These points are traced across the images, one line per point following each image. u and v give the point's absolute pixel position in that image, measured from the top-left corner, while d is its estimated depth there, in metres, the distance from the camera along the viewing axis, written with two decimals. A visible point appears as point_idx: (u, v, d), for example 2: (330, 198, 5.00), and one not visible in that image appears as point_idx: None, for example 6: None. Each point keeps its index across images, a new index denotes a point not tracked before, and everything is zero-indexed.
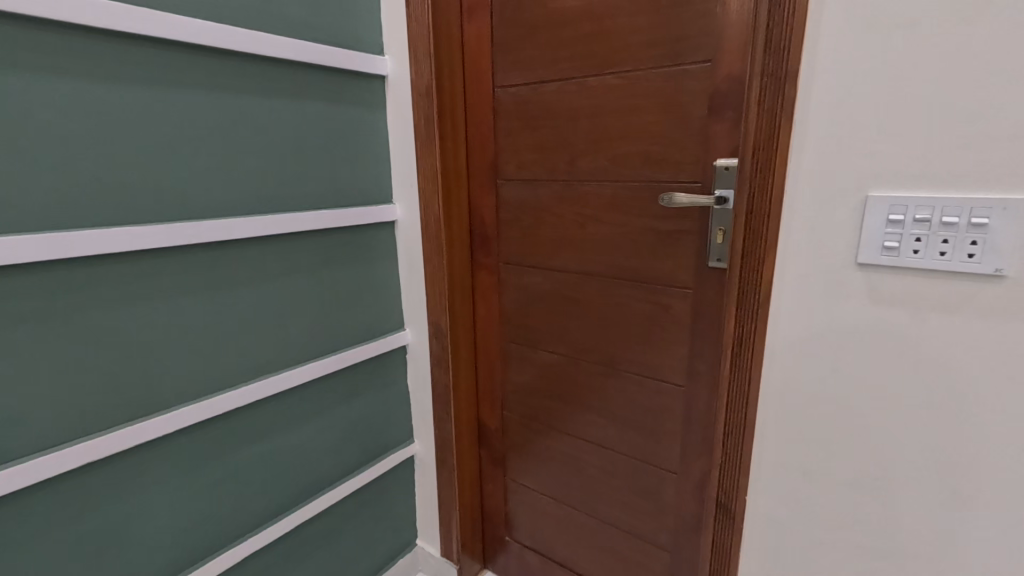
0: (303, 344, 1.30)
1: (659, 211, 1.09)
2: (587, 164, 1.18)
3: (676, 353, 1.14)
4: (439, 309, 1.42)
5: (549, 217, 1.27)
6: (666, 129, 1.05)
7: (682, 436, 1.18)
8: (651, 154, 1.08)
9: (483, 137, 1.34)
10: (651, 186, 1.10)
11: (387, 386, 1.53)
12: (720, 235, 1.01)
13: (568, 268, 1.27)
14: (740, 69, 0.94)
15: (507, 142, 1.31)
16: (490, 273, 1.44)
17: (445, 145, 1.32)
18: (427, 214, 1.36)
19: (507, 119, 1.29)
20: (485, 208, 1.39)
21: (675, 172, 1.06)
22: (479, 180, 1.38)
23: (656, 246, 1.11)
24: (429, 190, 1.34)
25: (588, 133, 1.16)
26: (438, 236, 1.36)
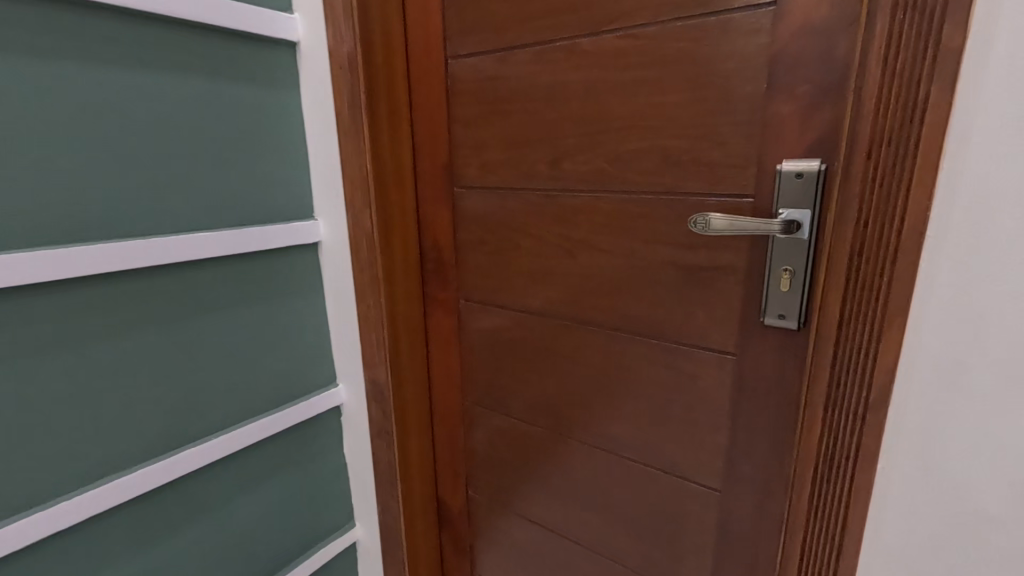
0: (194, 421, 0.91)
1: (686, 238, 0.73)
2: (581, 167, 0.81)
3: (708, 443, 0.78)
4: (378, 362, 1.04)
5: (526, 240, 0.91)
6: (702, 114, 0.68)
7: (714, 557, 0.82)
8: (676, 152, 0.71)
9: (433, 128, 0.97)
10: (673, 201, 0.73)
11: (320, 461, 1.15)
12: (784, 279, 0.64)
13: (552, 312, 0.91)
14: (833, 13, 0.57)
15: (465, 136, 0.94)
16: (447, 312, 1.07)
17: (381, 138, 0.93)
18: (355, 233, 0.98)
19: (468, 104, 0.92)
20: (439, 226, 1.02)
21: (712, 181, 0.69)
22: (431, 188, 1.00)
23: (680, 289, 0.75)
24: (360, 202, 0.95)
25: (580, 121, 0.79)
26: (376, 265, 0.98)
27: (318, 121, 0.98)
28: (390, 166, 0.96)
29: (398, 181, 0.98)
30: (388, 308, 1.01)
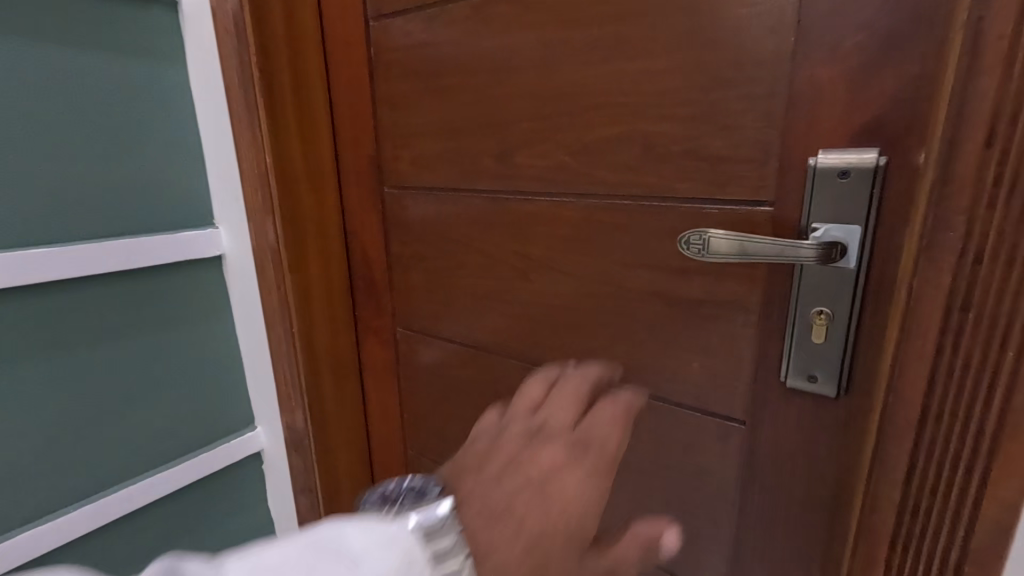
0: (45, 491, 0.70)
1: (677, 261, 0.52)
2: (536, 161, 0.59)
3: (711, 540, 0.57)
4: (294, 405, 0.84)
5: (473, 257, 0.70)
6: (702, 85, 0.47)
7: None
8: (664, 141, 0.50)
9: (357, 112, 0.76)
10: (658, 209, 0.52)
11: (238, 528, 0.92)
12: (817, 328, 0.44)
13: (504, 349, 0.70)
14: None
15: (393, 123, 0.73)
16: (382, 342, 0.86)
17: (287, 127, 0.73)
18: (258, 246, 0.78)
19: (398, 79, 0.71)
20: (369, 235, 0.81)
21: (713, 183, 0.48)
22: (357, 188, 0.80)
23: (669, 331, 0.54)
24: (262, 207, 0.75)
25: (536, 99, 0.58)
26: (285, 285, 0.78)
27: (207, 101, 0.76)
28: (302, 162, 0.76)
29: (313, 178, 0.78)
30: (303, 339, 0.81)
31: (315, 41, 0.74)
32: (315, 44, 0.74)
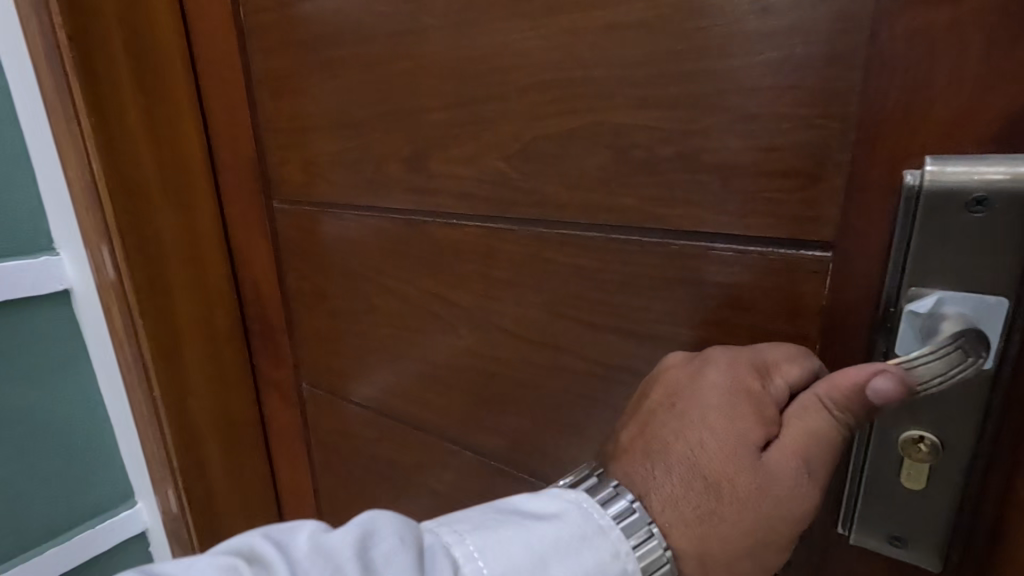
0: None
1: (673, 327, 0.33)
2: (458, 168, 0.40)
3: None
4: (165, 476, 0.66)
5: (385, 301, 0.50)
6: (707, 46, 0.28)
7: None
8: (648, 139, 0.31)
9: (228, 98, 0.54)
10: (643, 246, 0.33)
11: None
12: (909, 476, 0.26)
13: (430, 430, 0.51)
14: None
15: (273, 111, 0.51)
16: (288, 405, 0.65)
17: (128, 125, 0.55)
18: (100, 282, 0.60)
19: (275, 50, 0.49)
20: (254, 262, 0.60)
21: (730, 207, 0.29)
22: (237, 205, 0.60)
23: None
24: (97, 230, 0.57)
25: (456, 76, 0.39)
26: (137, 331, 0.60)
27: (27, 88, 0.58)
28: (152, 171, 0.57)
29: (169, 185, 0.59)
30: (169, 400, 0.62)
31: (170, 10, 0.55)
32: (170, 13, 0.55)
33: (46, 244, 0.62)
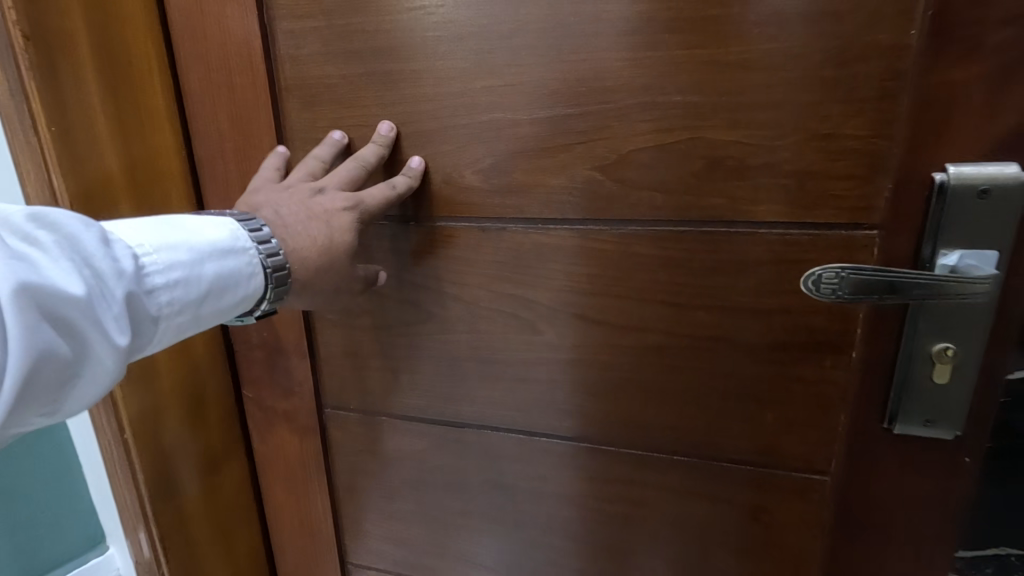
0: None
1: (753, 298, 0.42)
2: (547, 177, 0.44)
3: None
4: (137, 523, 0.59)
5: (443, 309, 0.51)
6: (791, 82, 0.37)
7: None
8: (740, 153, 0.40)
9: (237, 107, 0.49)
10: (730, 237, 0.42)
11: None
12: (939, 369, 0.39)
13: (496, 426, 0.53)
14: None
15: (308, 121, 0.49)
16: (299, 436, 0.59)
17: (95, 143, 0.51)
18: None
19: (315, 58, 0.47)
20: None
21: (806, 204, 0.39)
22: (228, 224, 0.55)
23: (738, 380, 0.45)
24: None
25: (550, 95, 0.43)
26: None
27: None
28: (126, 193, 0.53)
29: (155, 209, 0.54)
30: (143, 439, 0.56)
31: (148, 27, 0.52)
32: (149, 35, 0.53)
33: None
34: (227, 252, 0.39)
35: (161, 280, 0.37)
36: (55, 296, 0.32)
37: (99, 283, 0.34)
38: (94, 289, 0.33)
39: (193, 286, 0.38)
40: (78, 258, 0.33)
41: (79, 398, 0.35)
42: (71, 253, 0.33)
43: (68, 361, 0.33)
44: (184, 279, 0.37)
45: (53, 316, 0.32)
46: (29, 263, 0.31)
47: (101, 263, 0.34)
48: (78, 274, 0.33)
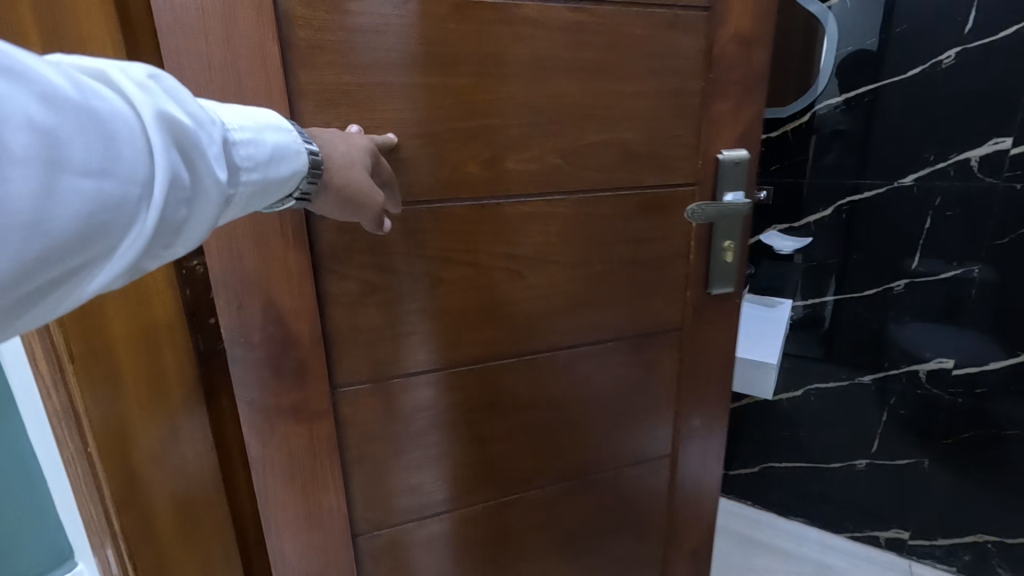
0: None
1: (643, 231, 0.72)
2: (527, 165, 0.64)
3: (660, 419, 0.84)
4: (102, 540, 0.59)
5: (451, 274, 0.65)
6: (655, 106, 0.67)
7: (676, 518, 0.91)
8: (633, 145, 0.68)
9: (243, 108, 0.51)
10: (630, 195, 0.70)
11: None
12: (728, 253, 0.76)
13: (488, 356, 0.70)
14: (751, 33, 0.69)
15: (323, 122, 0.54)
16: (309, 425, 0.61)
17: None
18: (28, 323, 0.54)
19: (328, 68, 0.53)
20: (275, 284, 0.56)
21: (664, 174, 0.71)
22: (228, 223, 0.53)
23: (636, 283, 0.74)
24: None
25: (526, 107, 0.62)
26: (66, 380, 0.53)
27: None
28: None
29: None
30: (108, 450, 0.56)
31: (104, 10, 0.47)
32: None
33: None
34: (281, 132, 0.41)
35: (239, 141, 0.37)
36: (183, 127, 0.32)
37: (205, 129, 0.34)
38: (208, 131, 0.34)
39: (260, 153, 0.39)
40: (190, 104, 0.34)
41: (178, 247, 0.34)
42: (178, 98, 0.33)
43: (188, 202, 0.33)
44: (258, 147, 0.39)
45: (182, 149, 0.32)
46: (156, 98, 0.31)
47: (203, 112, 0.34)
48: (191, 115, 0.33)
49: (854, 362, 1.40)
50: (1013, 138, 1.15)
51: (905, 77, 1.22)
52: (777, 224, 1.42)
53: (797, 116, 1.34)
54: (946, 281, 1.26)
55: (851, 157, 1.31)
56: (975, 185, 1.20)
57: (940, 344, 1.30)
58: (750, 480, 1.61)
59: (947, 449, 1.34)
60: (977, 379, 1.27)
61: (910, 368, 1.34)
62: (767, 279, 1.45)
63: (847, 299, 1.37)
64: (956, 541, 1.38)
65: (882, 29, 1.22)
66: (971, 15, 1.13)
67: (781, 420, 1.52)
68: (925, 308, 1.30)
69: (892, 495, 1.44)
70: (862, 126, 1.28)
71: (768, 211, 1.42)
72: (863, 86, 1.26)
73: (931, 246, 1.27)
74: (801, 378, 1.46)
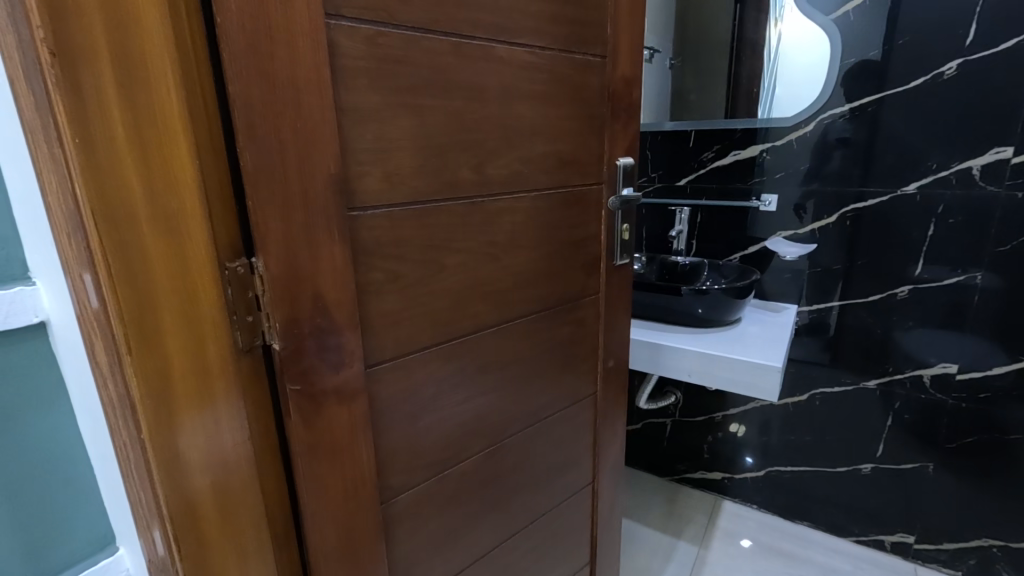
0: None
1: (572, 218, 1.03)
2: (503, 170, 0.86)
3: (589, 357, 1.17)
4: (151, 523, 0.61)
5: (455, 261, 0.82)
6: (577, 127, 0.98)
7: (597, 439, 1.25)
8: (565, 153, 0.97)
9: (302, 123, 0.60)
10: (565, 192, 1.00)
11: None
12: (624, 231, 1.16)
13: (478, 325, 0.89)
14: (627, 81, 1.07)
15: (358, 138, 0.66)
16: (348, 405, 0.71)
17: (114, 147, 0.50)
18: (83, 313, 0.56)
19: (365, 90, 0.66)
20: (325, 274, 0.65)
21: (583, 175, 1.03)
22: (287, 224, 0.61)
23: (569, 257, 1.04)
24: (78, 259, 0.53)
25: (501, 125, 0.84)
26: (123, 366, 0.55)
27: (2, 127, 0.57)
28: (143, 195, 0.52)
29: (185, 228, 0.55)
30: (158, 437, 0.57)
31: (164, 27, 0.51)
32: (163, 25, 0.51)
33: (21, 275, 0.62)
34: None
35: None
36: None
37: None
38: None
39: None
40: None
41: None
42: None
43: None
44: None
45: None
46: None
47: None
48: None
49: (858, 368, 1.82)
50: (1012, 148, 1.45)
51: (908, 87, 1.55)
52: (783, 232, 1.85)
53: (799, 124, 1.73)
54: (951, 287, 1.60)
55: (855, 164, 1.68)
56: (977, 191, 1.52)
57: (939, 345, 1.67)
58: (760, 484, 2.14)
59: (946, 452, 1.73)
60: (982, 386, 1.62)
61: (915, 375, 1.72)
62: (776, 288, 1.91)
63: (850, 305, 1.78)
64: (961, 548, 1.78)
65: (885, 42, 1.55)
66: (970, 30, 1.44)
67: (791, 426, 2.00)
68: (930, 317, 1.66)
69: (900, 496, 1.85)
70: (866, 134, 1.64)
71: (773, 219, 1.86)
72: (866, 97, 1.61)
73: (932, 253, 1.62)
74: (809, 384, 1.92)
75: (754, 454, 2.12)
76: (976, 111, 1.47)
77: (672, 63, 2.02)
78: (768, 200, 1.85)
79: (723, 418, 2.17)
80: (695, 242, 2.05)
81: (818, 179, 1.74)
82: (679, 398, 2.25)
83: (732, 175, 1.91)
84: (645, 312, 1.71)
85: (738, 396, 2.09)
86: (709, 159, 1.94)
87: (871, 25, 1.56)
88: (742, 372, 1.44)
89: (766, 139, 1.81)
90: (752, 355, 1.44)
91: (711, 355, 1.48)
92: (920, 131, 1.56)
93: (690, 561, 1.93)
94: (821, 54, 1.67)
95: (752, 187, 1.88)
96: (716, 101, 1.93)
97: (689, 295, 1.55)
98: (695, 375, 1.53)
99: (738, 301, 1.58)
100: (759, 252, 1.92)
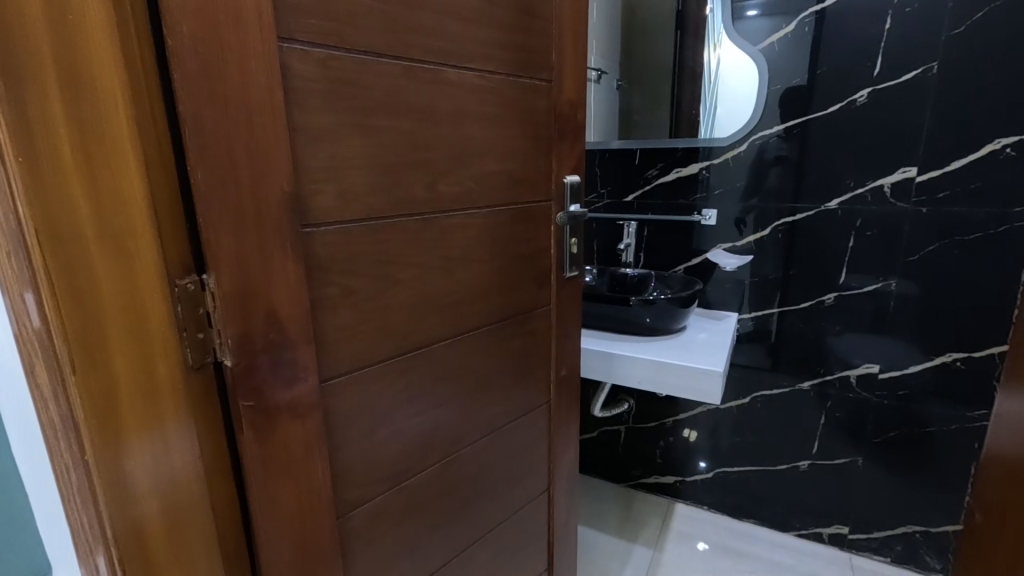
0: None
1: (523, 233, 1.07)
2: (454, 188, 0.89)
3: (543, 366, 1.21)
4: (93, 549, 0.60)
5: (409, 274, 0.84)
6: (525, 147, 1.03)
7: (552, 446, 1.29)
8: (514, 170, 1.02)
9: (253, 143, 0.61)
10: (516, 208, 1.04)
11: None
12: (572, 245, 1.21)
13: (432, 338, 0.91)
14: (572, 103, 1.13)
15: (309, 159, 0.68)
16: (301, 420, 0.72)
17: (60, 166, 0.50)
18: (21, 333, 0.55)
19: (317, 110, 0.68)
20: (275, 288, 0.66)
21: (533, 192, 1.08)
22: (239, 240, 0.62)
23: (521, 269, 1.08)
24: (18, 278, 0.52)
25: (453, 145, 0.87)
26: (67, 386, 0.54)
27: None
28: (89, 213, 0.52)
29: (131, 243, 0.55)
30: (104, 458, 0.56)
31: (111, 48, 0.51)
32: (112, 48, 0.52)
33: None
34: None
35: None
36: None
37: None
38: None
39: None
40: None
41: None
42: None
43: None
44: None
45: None
46: None
47: None
48: None
49: (793, 371, 1.95)
50: (916, 168, 1.61)
51: (828, 112, 1.70)
52: (723, 245, 1.97)
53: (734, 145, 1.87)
54: (871, 294, 1.76)
55: (788, 181, 1.81)
56: (890, 206, 1.67)
57: (864, 348, 1.81)
58: (710, 486, 2.23)
59: (873, 447, 1.87)
60: (901, 384, 1.77)
61: (843, 376, 1.86)
62: (719, 297, 2.02)
63: (785, 312, 1.92)
64: (889, 536, 1.92)
65: (807, 71, 1.70)
66: (877, 62, 1.60)
67: (737, 429, 2.11)
68: (855, 322, 1.81)
69: (835, 490, 1.98)
70: (796, 153, 1.78)
71: (714, 233, 1.98)
72: (794, 119, 1.75)
73: (854, 263, 1.76)
74: (751, 388, 2.04)
75: (705, 458, 2.22)
76: (886, 135, 1.64)
77: (618, 84, 2.12)
78: (708, 215, 1.97)
79: (674, 423, 2.26)
80: (642, 255, 2.15)
81: (754, 195, 1.87)
82: (632, 406, 2.33)
83: (676, 191, 2.02)
84: (598, 322, 1.77)
85: (687, 402, 2.19)
86: (654, 177, 2.06)
87: (794, 55, 1.71)
88: (688, 378, 1.52)
89: (707, 157, 1.93)
90: (697, 362, 1.52)
91: (660, 362, 1.55)
92: (841, 152, 1.71)
93: (645, 565, 1.98)
94: (751, 80, 1.80)
95: (695, 202, 2.00)
96: (660, 121, 2.04)
97: (639, 306, 1.63)
98: (645, 382, 1.59)
99: (683, 311, 1.67)
100: (703, 264, 2.03)
